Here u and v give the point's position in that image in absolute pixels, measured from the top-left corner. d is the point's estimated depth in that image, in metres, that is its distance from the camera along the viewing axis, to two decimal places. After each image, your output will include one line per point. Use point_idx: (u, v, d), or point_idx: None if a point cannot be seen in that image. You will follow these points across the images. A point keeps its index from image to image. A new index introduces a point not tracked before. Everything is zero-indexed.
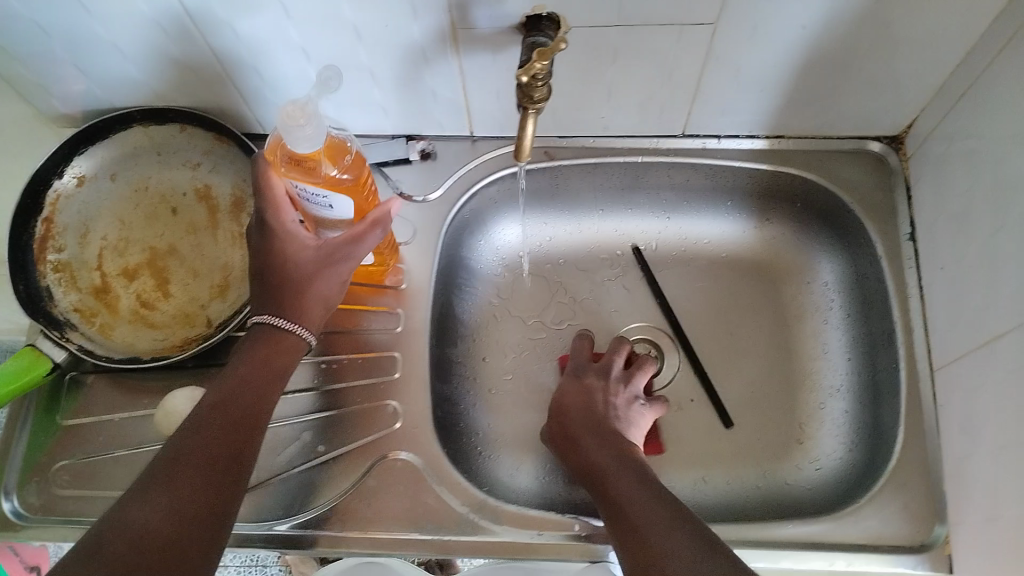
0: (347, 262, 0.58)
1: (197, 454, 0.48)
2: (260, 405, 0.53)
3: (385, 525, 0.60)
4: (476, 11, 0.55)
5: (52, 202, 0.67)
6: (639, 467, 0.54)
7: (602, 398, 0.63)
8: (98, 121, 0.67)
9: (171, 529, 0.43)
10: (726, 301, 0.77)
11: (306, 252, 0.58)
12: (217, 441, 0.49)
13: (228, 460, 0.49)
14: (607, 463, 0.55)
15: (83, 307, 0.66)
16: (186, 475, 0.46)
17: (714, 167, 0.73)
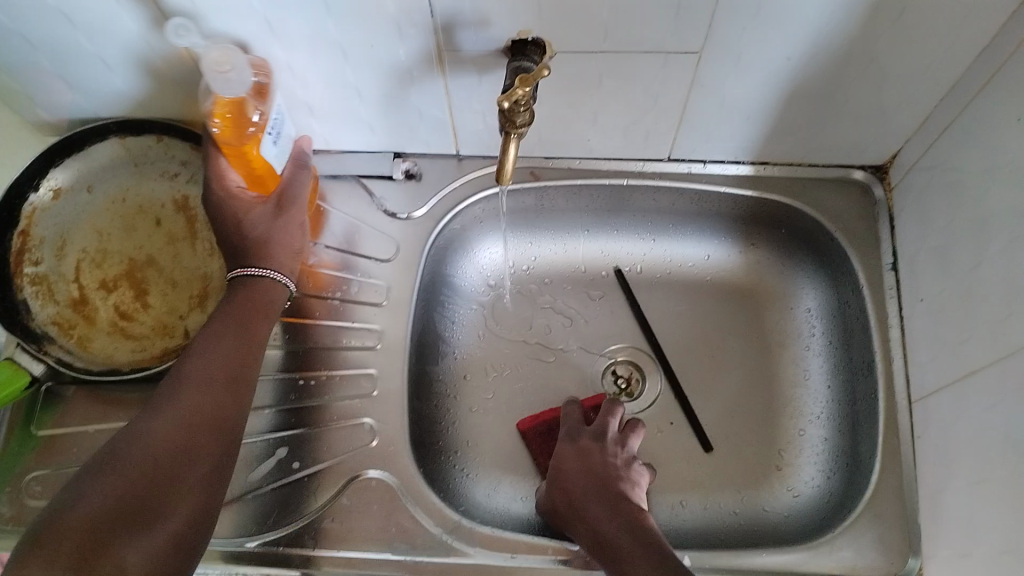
0: (297, 207, 0.62)
1: (201, 373, 0.52)
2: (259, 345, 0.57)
3: (359, 544, 0.60)
4: (463, 34, 0.55)
5: (27, 215, 0.66)
6: (644, 530, 0.54)
7: (600, 461, 0.62)
8: (75, 133, 0.67)
9: (179, 441, 0.48)
10: (709, 325, 0.77)
11: (255, 209, 0.60)
12: (220, 363, 0.53)
13: (229, 381, 0.53)
14: (613, 532, 0.55)
15: (62, 320, 0.65)
16: (192, 393, 0.51)
17: (700, 191, 0.73)
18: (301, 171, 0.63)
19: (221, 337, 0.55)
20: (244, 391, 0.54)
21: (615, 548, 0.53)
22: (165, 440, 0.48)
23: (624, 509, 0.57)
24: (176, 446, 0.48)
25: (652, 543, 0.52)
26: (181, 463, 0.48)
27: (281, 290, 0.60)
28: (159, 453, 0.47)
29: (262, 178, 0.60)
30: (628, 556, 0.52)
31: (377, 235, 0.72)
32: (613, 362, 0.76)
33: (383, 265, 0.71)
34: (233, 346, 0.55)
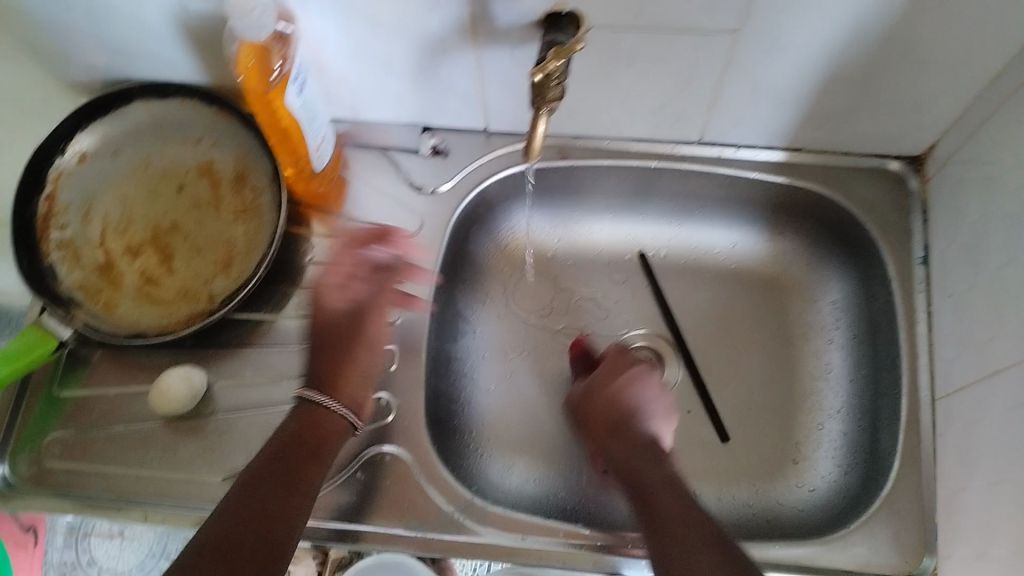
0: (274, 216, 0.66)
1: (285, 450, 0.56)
2: (307, 491, 0.54)
3: (372, 518, 0.60)
4: (497, 6, 0.55)
5: (53, 179, 0.67)
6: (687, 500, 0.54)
7: (615, 380, 0.65)
8: (98, 98, 0.67)
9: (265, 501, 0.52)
10: (732, 313, 0.76)
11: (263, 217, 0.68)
12: (298, 444, 0.56)
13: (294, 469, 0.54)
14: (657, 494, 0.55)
15: (87, 284, 0.66)
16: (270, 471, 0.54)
17: (729, 177, 0.72)
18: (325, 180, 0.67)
19: (290, 423, 0.58)
20: (315, 463, 0.56)
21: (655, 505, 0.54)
22: (254, 501, 0.51)
23: (658, 467, 0.57)
24: (261, 505, 0.51)
25: (689, 504, 0.53)
26: (268, 522, 0.51)
27: (347, 429, 0.60)
28: (251, 507, 0.51)
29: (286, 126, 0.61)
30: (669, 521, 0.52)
31: (401, 209, 0.72)
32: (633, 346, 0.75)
33: None
34: (300, 430, 0.58)
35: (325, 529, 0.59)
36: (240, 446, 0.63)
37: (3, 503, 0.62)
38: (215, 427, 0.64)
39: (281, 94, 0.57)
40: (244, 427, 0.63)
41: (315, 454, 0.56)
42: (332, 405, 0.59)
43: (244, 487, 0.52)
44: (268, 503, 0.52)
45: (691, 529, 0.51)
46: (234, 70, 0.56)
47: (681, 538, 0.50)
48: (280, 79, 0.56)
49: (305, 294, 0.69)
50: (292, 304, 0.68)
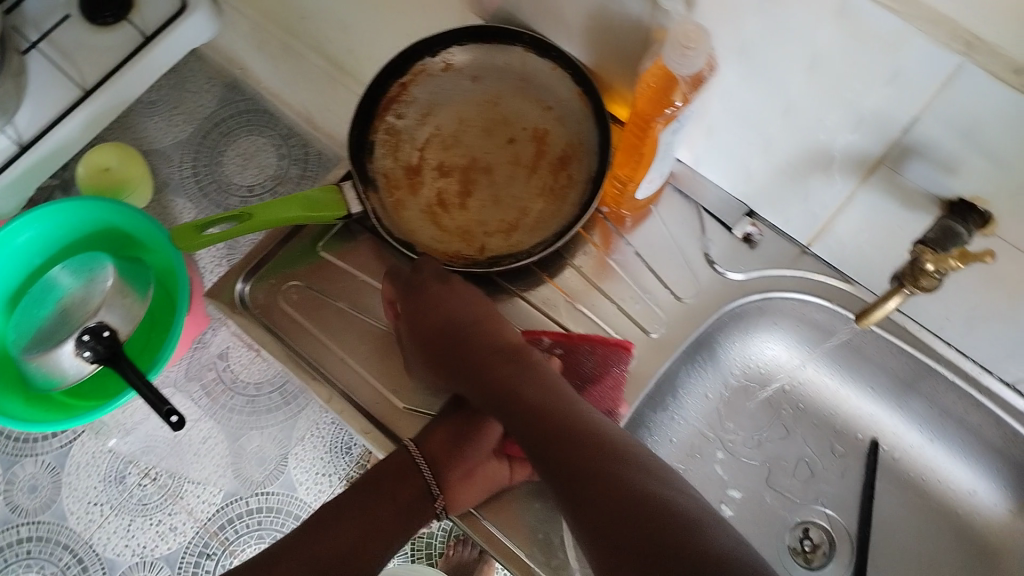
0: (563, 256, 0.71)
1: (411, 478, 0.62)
2: (381, 557, 0.61)
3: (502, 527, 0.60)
4: (919, 164, 0.50)
5: (415, 72, 0.70)
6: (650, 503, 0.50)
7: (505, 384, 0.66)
8: (492, 27, 0.68)
9: (363, 530, 0.61)
10: (930, 554, 0.69)
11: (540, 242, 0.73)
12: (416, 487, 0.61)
13: (411, 504, 0.61)
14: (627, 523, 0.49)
15: (391, 176, 0.69)
16: (393, 493, 0.62)
17: (1018, 434, 0.65)
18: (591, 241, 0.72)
19: (400, 475, 0.62)
20: (394, 531, 0.61)
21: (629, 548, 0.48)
22: (361, 525, 0.61)
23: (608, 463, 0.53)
24: (367, 529, 0.61)
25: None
26: (365, 546, 0.60)
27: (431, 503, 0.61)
28: (358, 528, 0.61)
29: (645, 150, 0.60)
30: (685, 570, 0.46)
31: (684, 271, 0.70)
32: (811, 520, 0.71)
33: (673, 301, 0.69)
34: (389, 500, 0.62)
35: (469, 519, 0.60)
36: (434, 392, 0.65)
37: (231, 314, 0.68)
38: None
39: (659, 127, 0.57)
40: None
41: (407, 517, 0.61)
42: (414, 451, 0.61)
43: (325, 549, 0.59)
44: (361, 542, 0.60)
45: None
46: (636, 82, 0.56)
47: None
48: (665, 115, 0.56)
49: (557, 295, 0.70)
50: (542, 295, 0.71)
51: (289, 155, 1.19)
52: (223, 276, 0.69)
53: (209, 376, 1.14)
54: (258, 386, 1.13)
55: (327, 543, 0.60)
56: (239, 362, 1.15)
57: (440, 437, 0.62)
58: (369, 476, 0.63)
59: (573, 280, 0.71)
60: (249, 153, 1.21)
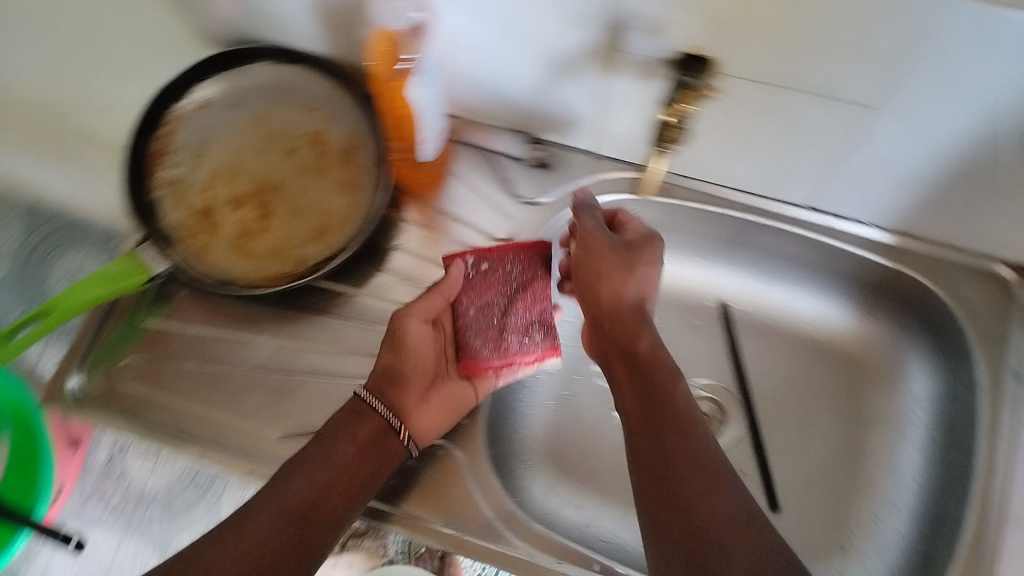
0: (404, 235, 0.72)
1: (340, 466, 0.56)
2: (321, 545, 0.54)
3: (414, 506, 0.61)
4: (634, 36, 0.54)
5: (172, 121, 0.70)
6: (705, 444, 0.51)
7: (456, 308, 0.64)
8: (230, 51, 0.70)
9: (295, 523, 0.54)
10: (804, 383, 0.74)
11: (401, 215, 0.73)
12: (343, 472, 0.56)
13: (345, 488, 0.56)
14: (698, 465, 0.49)
15: (187, 226, 0.69)
16: (317, 483, 0.55)
17: (830, 247, 0.70)
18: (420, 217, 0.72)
19: (341, 436, 0.58)
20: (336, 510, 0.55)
21: (698, 485, 0.48)
22: (289, 513, 0.54)
23: (666, 381, 0.55)
24: (298, 516, 0.54)
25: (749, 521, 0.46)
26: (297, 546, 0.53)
27: (394, 442, 0.60)
28: (286, 519, 0.54)
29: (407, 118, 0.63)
30: (695, 478, 0.49)
31: (497, 214, 0.72)
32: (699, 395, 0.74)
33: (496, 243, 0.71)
34: (348, 447, 0.58)
35: (381, 511, 0.60)
36: (301, 410, 0.64)
37: (73, 413, 0.65)
38: (279, 386, 0.65)
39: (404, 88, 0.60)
40: (307, 394, 0.65)
41: (352, 488, 0.56)
42: (371, 400, 0.60)
43: (271, 519, 0.53)
44: (293, 533, 0.53)
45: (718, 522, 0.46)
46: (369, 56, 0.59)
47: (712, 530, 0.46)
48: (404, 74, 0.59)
49: (387, 277, 0.70)
50: (373, 284, 0.70)
51: None
52: (54, 377, 0.66)
53: (108, 488, 0.92)
54: None
55: (268, 519, 0.53)
56: None
57: (382, 365, 0.62)
58: (291, 461, 0.57)
59: (400, 259, 0.71)
60: None
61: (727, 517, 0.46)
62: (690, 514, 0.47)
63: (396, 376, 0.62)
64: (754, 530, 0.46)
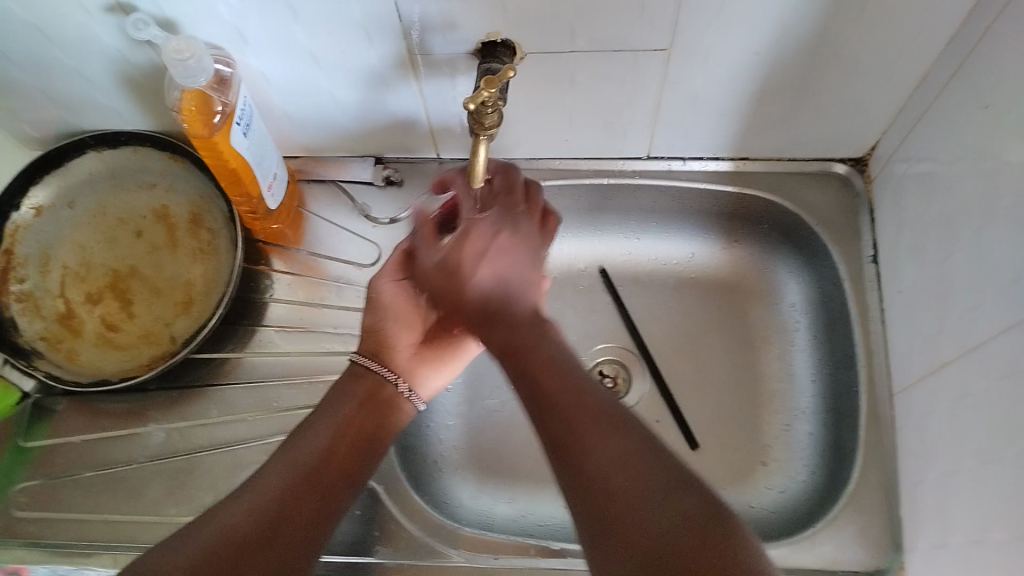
0: (280, 277, 0.71)
1: (309, 459, 0.52)
2: (311, 548, 0.48)
3: (346, 548, 0.62)
4: (432, 37, 0.55)
5: (10, 233, 0.67)
6: (590, 391, 0.49)
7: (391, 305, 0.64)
8: (52, 150, 0.67)
9: (271, 520, 0.47)
10: (694, 321, 0.77)
11: (286, 248, 0.72)
12: (310, 468, 0.52)
13: (319, 489, 0.51)
14: (587, 410, 0.47)
15: (49, 334, 0.66)
16: (300, 485, 0.50)
17: (680, 189, 0.73)
18: (292, 259, 0.72)
19: (343, 396, 0.59)
20: (309, 515, 0.49)
21: (597, 433, 0.45)
22: (260, 511, 0.47)
23: (535, 338, 0.53)
24: (273, 510, 0.47)
25: (640, 449, 0.44)
26: (268, 544, 0.46)
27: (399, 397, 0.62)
28: (257, 517, 0.46)
29: (235, 171, 0.60)
30: (589, 419, 0.46)
31: (359, 241, 0.72)
32: (599, 361, 0.76)
33: (364, 270, 0.71)
34: (352, 404, 0.58)
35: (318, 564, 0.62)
36: (207, 487, 0.64)
37: None
38: (181, 468, 0.64)
39: (225, 139, 0.56)
40: (210, 468, 0.64)
41: (358, 448, 0.56)
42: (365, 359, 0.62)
43: (286, 473, 0.51)
44: (269, 530, 0.46)
45: (624, 464, 0.43)
46: (178, 115, 0.56)
47: (616, 481, 0.43)
48: (219, 125, 0.56)
49: (266, 331, 0.69)
50: (254, 341, 0.69)
51: None
52: None
53: None
54: None
55: (291, 469, 0.51)
56: None
57: (368, 328, 0.64)
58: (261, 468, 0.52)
59: (276, 311, 0.70)
60: None
61: (627, 450, 0.44)
62: (586, 470, 0.44)
63: (380, 336, 0.63)
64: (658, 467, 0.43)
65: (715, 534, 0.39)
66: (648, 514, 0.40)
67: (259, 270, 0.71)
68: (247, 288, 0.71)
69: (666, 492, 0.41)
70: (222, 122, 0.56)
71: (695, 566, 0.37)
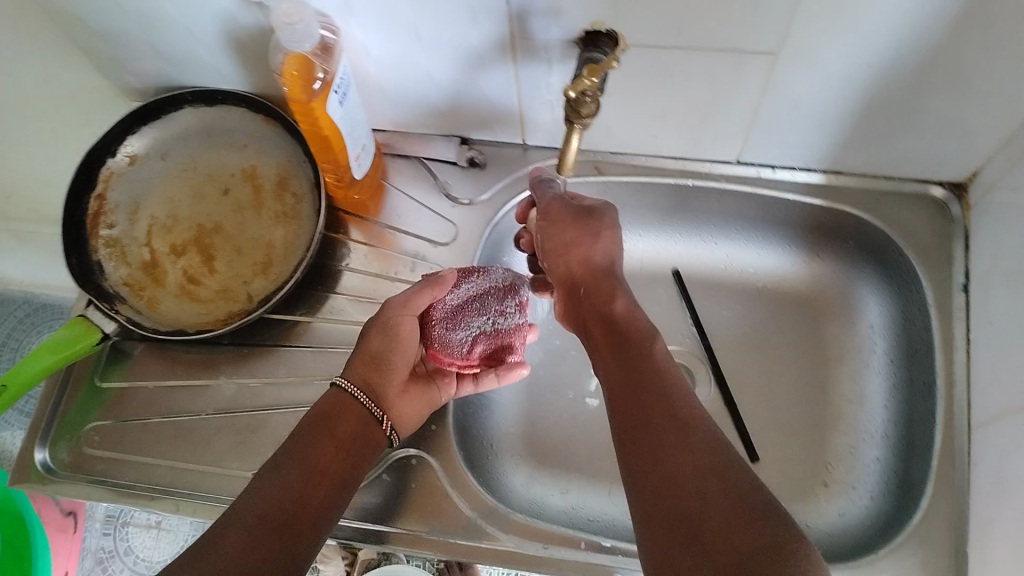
0: (357, 248, 0.72)
1: (282, 498, 0.50)
2: None
3: (377, 518, 0.63)
4: (536, 21, 0.55)
5: (104, 179, 0.69)
6: (689, 401, 0.48)
7: (403, 328, 0.61)
8: (151, 102, 0.69)
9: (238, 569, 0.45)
10: (767, 332, 0.76)
11: (365, 221, 0.73)
12: (281, 505, 0.49)
13: (290, 528, 0.49)
14: (666, 412, 0.47)
15: (132, 281, 0.68)
16: (269, 528, 0.48)
17: (767, 198, 0.71)
18: (370, 233, 0.72)
19: (321, 433, 0.55)
20: (277, 556, 0.47)
21: (676, 441, 0.45)
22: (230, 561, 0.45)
23: (647, 342, 0.52)
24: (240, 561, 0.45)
25: (717, 455, 0.44)
26: None
27: (378, 429, 0.59)
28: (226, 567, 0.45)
29: (328, 138, 0.61)
30: (670, 426, 0.46)
31: (436, 219, 0.72)
32: None
33: (439, 247, 0.71)
34: (331, 445, 0.55)
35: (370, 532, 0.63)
36: (270, 445, 0.65)
37: (43, 488, 0.65)
38: (246, 424, 0.66)
39: (322, 108, 0.57)
40: (274, 427, 0.65)
41: (327, 489, 0.53)
42: (350, 388, 0.58)
43: (259, 517, 0.48)
44: None
45: (694, 472, 0.43)
46: (279, 78, 0.57)
47: (694, 488, 0.43)
48: (319, 94, 0.57)
49: (339, 299, 0.70)
50: (327, 308, 0.70)
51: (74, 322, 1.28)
52: (21, 455, 0.66)
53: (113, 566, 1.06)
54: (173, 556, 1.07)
55: (260, 508, 0.49)
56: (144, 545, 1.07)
57: (369, 352, 0.60)
58: (233, 507, 0.49)
59: (349, 280, 0.71)
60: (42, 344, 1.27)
61: (708, 467, 0.43)
62: (662, 470, 0.44)
63: (382, 364, 0.60)
64: (733, 480, 0.43)
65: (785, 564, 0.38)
66: (726, 534, 0.40)
67: (336, 239, 0.72)
68: (324, 255, 0.72)
69: (751, 525, 0.40)
70: (322, 91, 0.57)
71: None
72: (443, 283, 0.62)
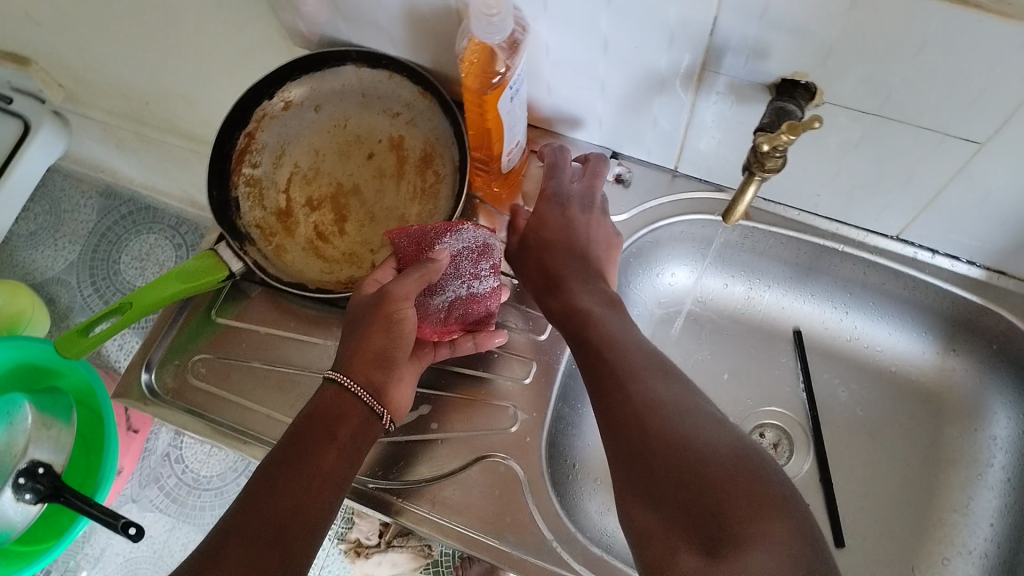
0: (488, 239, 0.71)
1: (275, 506, 0.50)
2: None
3: (400, 493, 0.63)
4: (734, 59, 0.53)
5: (258, 119, 0.69)
6: (633, 350, 0.55)
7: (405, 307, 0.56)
8: (317, 54, 0.69)
9: None
10: (881, 416, 0.72)
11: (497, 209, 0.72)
12: (275, 515, 0.50)
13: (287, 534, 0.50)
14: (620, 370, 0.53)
15: (264, 224, 0.69)
16: (263, 537, 0.49)
17: (917, 281, 0.68)
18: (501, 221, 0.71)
19: (317, 436, 0.54)
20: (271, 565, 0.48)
21: (634, 390, 0.51)
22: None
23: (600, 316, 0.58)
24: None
25: (679, 403, 0.50)
26: None
27: (377, 424, 0.57)
28: None
29: (490, 128, 0.61)
30: (634, 377, 0.52)
31: None
32: (764, 424, 0.73)
33: None
34: (327, 443, 0.54)
35: (446, 531, 0.61)
36: None
37: (143, 408, 0.67)
38: None
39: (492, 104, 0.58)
40: None
41: (327, 492, 0.52)
42: (350, 384, 0.56)
43: (250, 528, 0.49)
44: None
45: (652, 411, 0.49)
46: (460, 62, 0.57)
47: (648, 421, 0.49)
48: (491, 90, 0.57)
49: None
50: None
51: (185, 243, 1.36)
52: (127, 372, 0.68)
53: (166, 475, 1.21)
54: (220, 476, 1.21)
55: (254, 520, 0.50)
56: (198, 459, 1.22)
57: (372, 349, 0.56)
58: (227, 520, 0.51)
59: None
60: (144, 254, 1.36)
61: (666, 402, 0.50)
62: (626, 419, 0.49)
63: (379, 363, 0.57)
64: (689, 415, 0.49)
65: (752, 473, 0.44)
66: (693, 455, 0.46)
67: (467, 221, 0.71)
68: None
69: (707, 443, 0.46)
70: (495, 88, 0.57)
71: (741, 496, 0.43)
72: (436, 270, 0.57)
